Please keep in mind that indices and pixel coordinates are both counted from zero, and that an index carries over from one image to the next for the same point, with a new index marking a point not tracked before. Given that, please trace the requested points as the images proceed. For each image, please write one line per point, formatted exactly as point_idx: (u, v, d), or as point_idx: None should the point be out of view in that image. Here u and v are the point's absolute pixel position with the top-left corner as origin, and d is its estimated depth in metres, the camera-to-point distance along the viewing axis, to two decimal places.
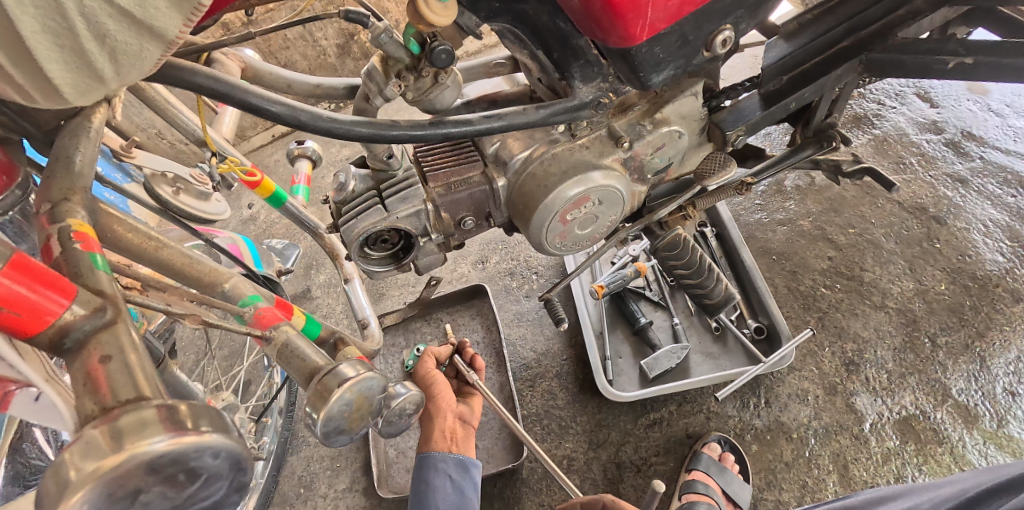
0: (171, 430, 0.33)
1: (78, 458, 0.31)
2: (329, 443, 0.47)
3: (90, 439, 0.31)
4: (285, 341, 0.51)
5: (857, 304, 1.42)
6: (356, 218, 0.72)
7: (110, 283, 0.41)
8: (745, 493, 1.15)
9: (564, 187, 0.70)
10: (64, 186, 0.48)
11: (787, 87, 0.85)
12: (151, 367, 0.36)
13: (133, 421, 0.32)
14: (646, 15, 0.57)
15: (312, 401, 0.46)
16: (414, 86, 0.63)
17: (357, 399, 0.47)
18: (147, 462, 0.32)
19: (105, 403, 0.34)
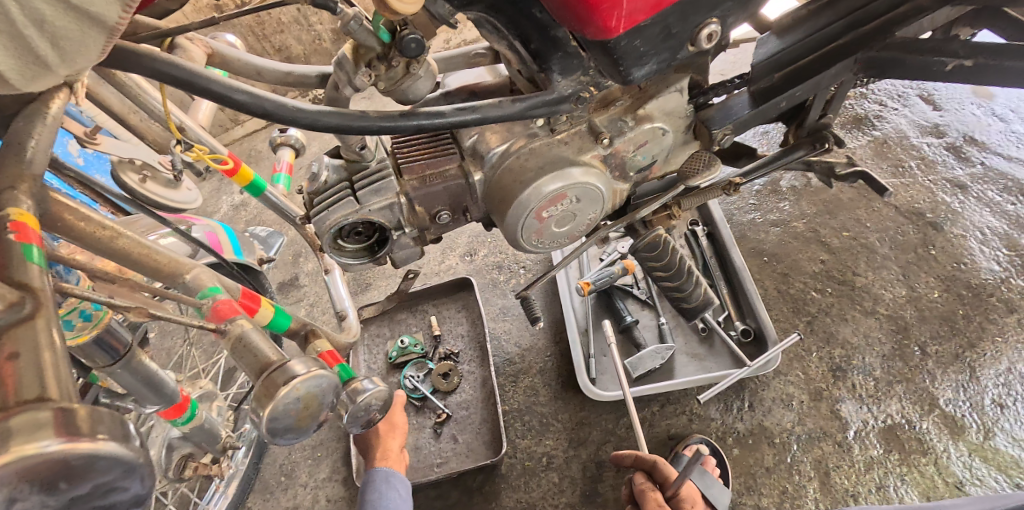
0: (64, 435, 0.34)
1: None
2: (276, 442, 0.45)
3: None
4: (240, 334, 0.50)
5: (848, 310, 1.41)
6: (327, 210, 0.70)
7: (39, 276, 0.41)
8: (725, 497, 1.12)
9: (541, 184, 0.68)
10: (12, 173, 0.45)
11: (780, 84, 0.83)
12: (60, 366, 0.37)
13: (26, 421, 0.33)
14: (623, 6, 0.55)
15: (258, 398, 0.42)
16: (385, 76, 0.61)
17: (305, 399, 0.43)
18: (37, 465, 0.33)
19: (7, 400, 0.35)
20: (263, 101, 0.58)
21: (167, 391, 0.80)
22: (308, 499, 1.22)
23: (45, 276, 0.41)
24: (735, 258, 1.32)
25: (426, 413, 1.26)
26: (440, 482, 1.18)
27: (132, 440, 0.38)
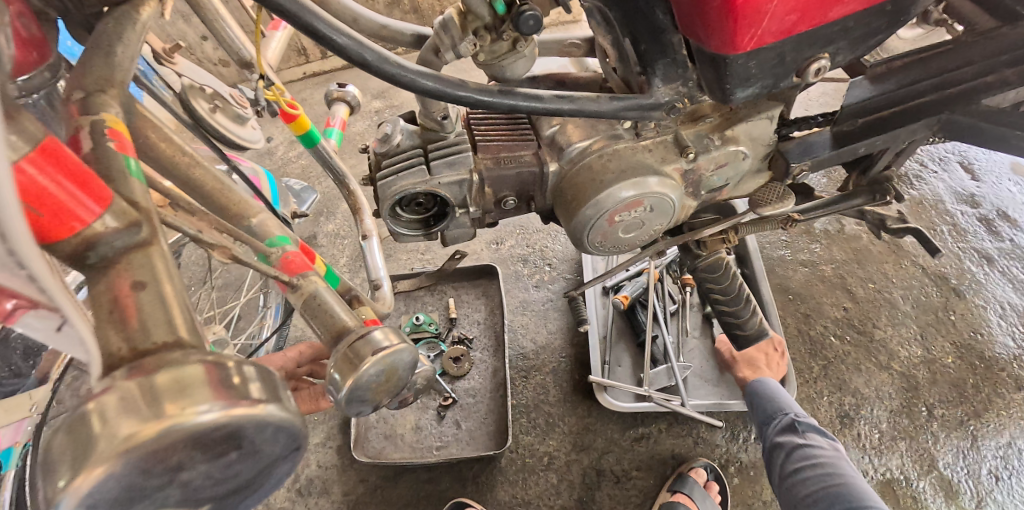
0: (219, 399, 0.29)
1: (108, 415, 0.28)
2: (345, 410, 0.43)
3: (126, 399, 0.28)
4: (313, 292, 0.47)
5: (863, 360, 1.40)
6: (396, 175, 0.66)
7: (143, 192, 0.36)
8: None
9: (618, 188, 0.66)
10: (101, 77, 0.41)
11: (859, 130, 0.80)
12: (181, 301, 0.33)
13: (171, 382, 0.29)
14: (759, 25, 0.53)
15: (339, 365, 0.41)
16: (488, 49, 0.59)
17: (385, 373, 0.42)
18: (191, 434, 0.29)
19: (135, 343, 0.30)
20: (365, 50, 0.53)
21: None
22: (300, 461, 1.21)
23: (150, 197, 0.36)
24: (763, 291, 1.32)
25: (431, 394, 1.25)
26: (435, 465, 1.18)
27: (288, 400, 0.33)
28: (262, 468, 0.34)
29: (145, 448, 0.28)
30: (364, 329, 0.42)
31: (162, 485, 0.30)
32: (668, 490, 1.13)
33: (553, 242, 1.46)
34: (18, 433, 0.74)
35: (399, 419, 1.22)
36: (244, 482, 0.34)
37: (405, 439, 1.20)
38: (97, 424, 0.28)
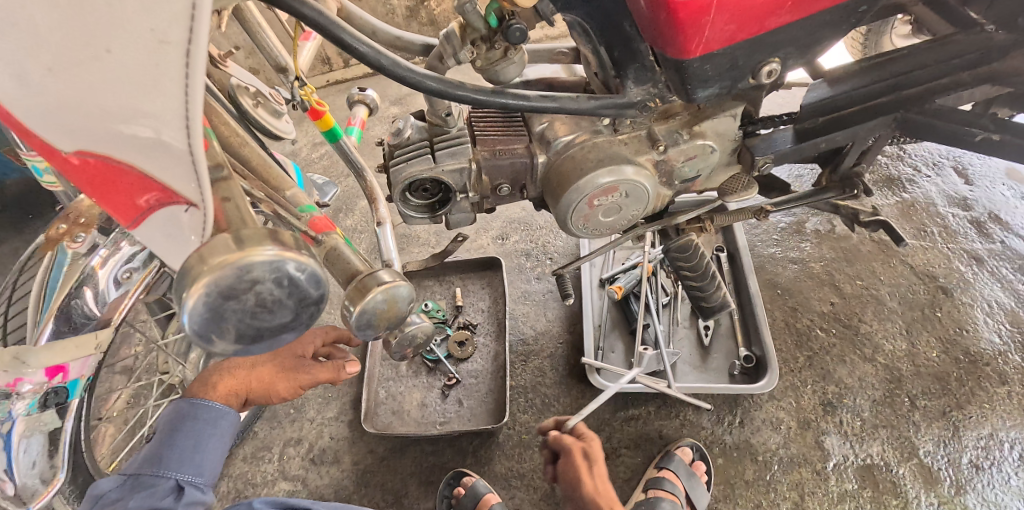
0: (279, 245, 0.43)
1: (209, 252, 0.42)
2: (358, 334, 0.53)
3: (221, 242, 0.42)
4: (333, 246, 0.57)
5: (848, 352, 1.46)
6: (405, 162, 0.77)
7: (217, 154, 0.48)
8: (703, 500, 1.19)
9: (596, 175, 0.77)
10: None
11: (821, 127, 0.90)
12: (251, 214, 0.48)
13: (251, 235, 0.43)
14: (703, 34, 0.63)
15: (352, 296, 0.51)
16: (484, 56, 0.69)
17: (388, 304, 0.52)
18: (262, 263, 0.42)
19: (222, 226, 0.45)
20: (381, 57, 0.63)
21: None
22: (314, 433, 1.32)
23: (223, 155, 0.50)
24: (750, 284, 1.39)
25: (437, 374, 1.36)
26: (439, 439, 1.28)
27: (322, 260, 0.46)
28: (298, 313, 0.45)
29: (229, 270, 0.41)
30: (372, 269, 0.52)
31: (232, 312, 0.43)
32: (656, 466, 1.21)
33: (555, 238, 1.57)
34: (84, 367, 0.81)
35: (407, 396, 1.33)
36: (283, 327, 0.46)
37: (411, 414, 1.31)
38: (200, 260, 0.42)
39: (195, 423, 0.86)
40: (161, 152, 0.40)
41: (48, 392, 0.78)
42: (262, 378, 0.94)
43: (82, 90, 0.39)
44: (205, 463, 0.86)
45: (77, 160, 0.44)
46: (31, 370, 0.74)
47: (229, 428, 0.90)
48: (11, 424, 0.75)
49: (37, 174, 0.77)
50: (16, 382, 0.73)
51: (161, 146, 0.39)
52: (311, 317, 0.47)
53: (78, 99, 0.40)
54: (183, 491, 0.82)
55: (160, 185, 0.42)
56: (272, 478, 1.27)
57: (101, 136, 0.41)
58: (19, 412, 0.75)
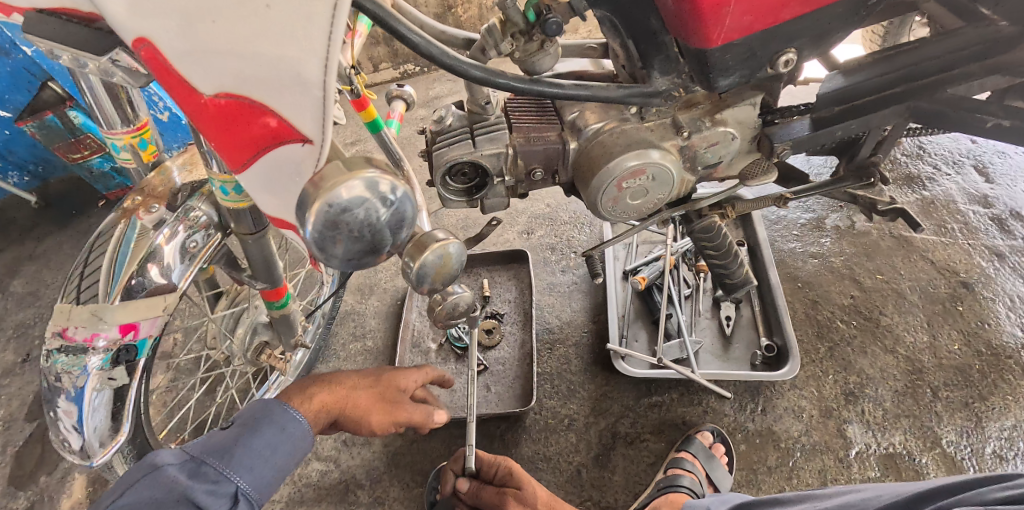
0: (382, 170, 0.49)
1: (324, 172, 0.47)
2: (416, 287, 0.59)
3: (333, 166, 0.48)
4: None
5: (869, 344, 1.47)
6: (447, 147, 0.83)
7: None
8: (725, 481, 1.23)
9: (624, 158, 0.82)
10: None
11: (836, 116, 0.95)
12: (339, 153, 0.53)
13: (357, 160, 0.49)
14: (724, 23, 0.68)
15: (410, 252, 0.57)
16: (522, 47, 0.76)
17: (444, 259, 0.58)
18: (367, 182, 0.48)
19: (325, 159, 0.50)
20: (430, 45, 0.69)
21: (276, 275, 0.94)
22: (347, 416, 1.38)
23: None
24: (771, 275, 1.43)
25: (467, 361, 1.43)
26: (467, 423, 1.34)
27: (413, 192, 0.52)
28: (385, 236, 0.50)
29: (342, 188, 0.47)
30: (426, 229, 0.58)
31: (344, 226, 0.48)
32: (675, 449, 1.25)
33: (579, 233, 1.62)
34: (153, 327, 0.83)
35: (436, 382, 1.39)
36: (376, 247, 0.50)
37: (441, 399, 1.37)
38: (318, 180, 0.47)
39: (278, 434, 0.81)
40: (298, 80, 0.42)
41: (120, 349, 0.81)
42: (360, 403, 0.97)
43: (231, 19, 0.41)
44: (267, 480, 0.79)
45: (197, 100, 0.44)
46: (107, 326, 0.78)
47: (301, 453, 0.84)
48: (85, 378, 0.80)
49: (114, 151, 0.83)
50: (92, 337, 0.78)
51: (300, 73, 0.41)
52: (400, 240, 0.52)
53: (224, 29, 0.41)
54: (236, 501, 0.75)
55: (285, 118, 0.44)
56: (306, 458, 1.33)
57: (239, 68, 0.42)
58: (94, 367, 0.80)
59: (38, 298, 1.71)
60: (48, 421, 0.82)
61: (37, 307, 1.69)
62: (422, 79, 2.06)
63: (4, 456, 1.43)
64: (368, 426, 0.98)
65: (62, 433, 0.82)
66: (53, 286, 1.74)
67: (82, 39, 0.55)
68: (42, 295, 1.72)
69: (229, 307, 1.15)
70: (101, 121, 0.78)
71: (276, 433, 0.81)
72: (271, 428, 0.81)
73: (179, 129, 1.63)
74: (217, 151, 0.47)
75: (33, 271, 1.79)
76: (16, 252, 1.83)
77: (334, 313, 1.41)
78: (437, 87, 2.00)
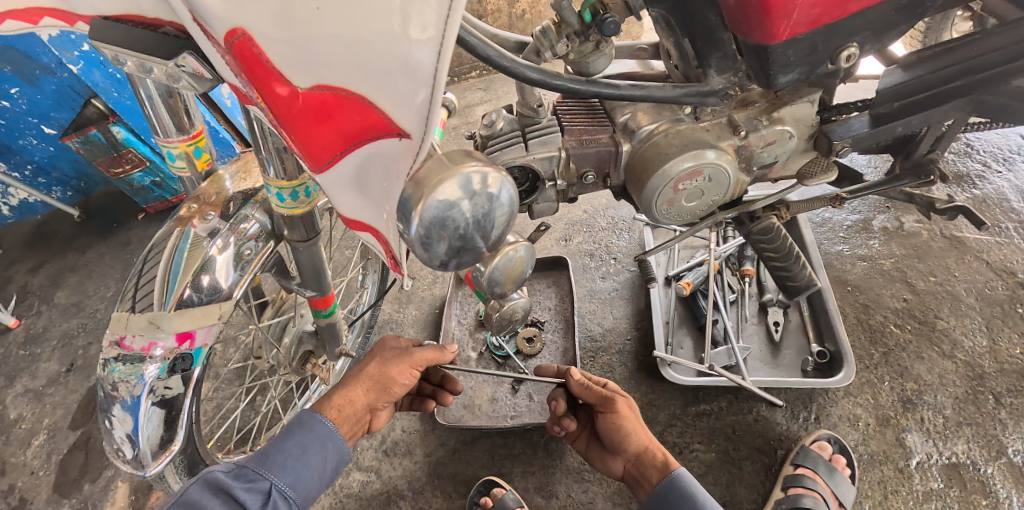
0: (481, 161, 0.50)
1: (432, 170, 0.48)
2: (488, 291, 0.60)
3: (437, 163, 0.48)
4: None
5: (925, 349, 1.41)
6: (500, 151, 0.82)
7: None
8: (849, 494, 1.18)
9: (681, 159, 0.80)
10: None
11: (896, 112, 0.92)
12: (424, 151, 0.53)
13: (457, 154, 0.50)
14: (791, 17, 0.67)
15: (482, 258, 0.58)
16: (577, 49, 0.75)
17: (515, 261, 0.59)
18: (472, 177, 0.49)
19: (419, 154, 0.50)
20: (490, 48, 0.67)
21: (325, 282, 0.93)
22: (388, 425, 1.37)
23: None
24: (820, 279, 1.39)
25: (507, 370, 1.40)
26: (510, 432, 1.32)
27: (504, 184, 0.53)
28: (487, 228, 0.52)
29: (451, 186, 0.47)
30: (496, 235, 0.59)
31: (450, 222, 0.49)
32: (791, 463, 1.21)
33: (617, 239, 1.60)
34: (208, 335, 0.83)
35: (477, 391, 1.38)
36: (477, 240, 0.52)
37: (482, 408, 1.36)
38: (425, 181, 0.47)
39: (307, 434, 0.86)
40: (406, 69, 0.40)
41: (176, 358, 0.81)
42: (374, 373, 0.97)
43: (336, 7, 0.39)
44: (302, 480, 0.83)
45: (290, 95, 0.42)
46: (164, 335, 0.78)
47: (334, 455, 0.87)
48: (141, 388, 0.80)
49: (170, 159, 0.84)
50: (150, 346, 0.78)
51: (408, 61, 0.40)
52: (497, 235, 0.53)
53: (329, 17, 0.39)
54: (269, 499, 0.79)
55: (382, 108, 0.43)
56: (347, 468, 1.32)
57: (344, 57, 0.41)
58: (150, 376, 0.80)
59: (82, 308, 1.74)
60: (102, 430, 0.82)
61: (80, 318, 1.73)
62: (454, 89, 2.07)
63: (52, 463, 1.45)
64: (397, 384, 0.98)
65: (117, 442, 0.82)
66: (96, 297, 1.77)
67: (147, 44, 0.53)
68: (86, 305, 1.76)
69: (275, 316, 1.15)
70: (157, 130, 0.79)
71: (307, 434, 0.86)
72: (303, 432, 0.86)
73: (219, 142, 1.65)
74: (303, 148, 0.45)
75: (76, 282, 1.82)
76: (60, 264, 1.87)
77: (373, 322, 1.41)
78: (470, 97, 2.01)
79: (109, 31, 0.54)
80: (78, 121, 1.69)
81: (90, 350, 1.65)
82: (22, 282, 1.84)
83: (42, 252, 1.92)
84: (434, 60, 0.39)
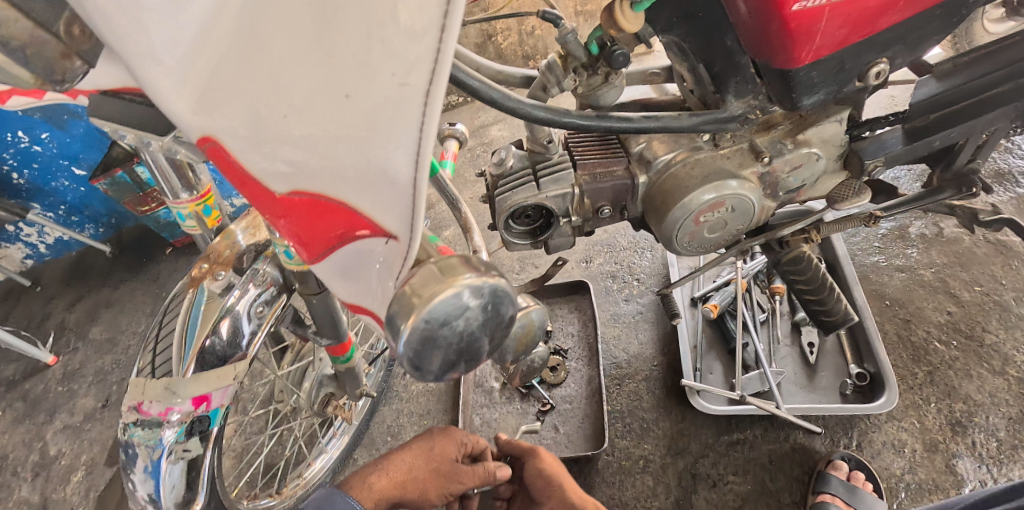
0: (475, 270, 0.43)
1: (418, 285, 0.41)
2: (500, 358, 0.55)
3: (426, 274, 0.42)
4: None
5: (974, 366, 1.33)
6: (511, 191, 0.79)
7: None
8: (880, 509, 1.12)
9: (701, 191, 0.76)
10: None
11: (934, 124, 0.85)
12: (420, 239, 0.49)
13: (447, 265, 0.43)
14: (815, 41, 0.61)
15: None
16: (586, 82, 0.71)
17: (527, 326, 0.54)
18: (464, 291, 0.42)
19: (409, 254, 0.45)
20: (493, 91, 0.65)
21: (341, 329, 0.91)
22: None
23: None
24: (857, 295, 1.31)
25: (531, 400, 1.36)
26: None
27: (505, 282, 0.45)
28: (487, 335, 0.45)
29: (438, 304, 0.41)
30: None
31: (441, 339, 0.42)
32: (814, 491, 1.14)
33: (640, 259, 1.55)
34: (224, 396, 0.82)
35: (502, 423, 1.34)
36: (478, 351, 0.45)
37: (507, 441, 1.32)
38: (411, 292, 0.41)
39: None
40: (383, 177, 0.35)
41: (193, 420, 0.80)
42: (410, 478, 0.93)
43: (298, 113, 0.34)
44: None
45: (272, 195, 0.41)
46: (180, 400, 0.77)
47: None
48: (161, 452, 0.78)
49: (180, 220, 0.83)
50: (167, 411, 0.77)
51: (383, 171, 0.34)
52: (502, 335, 0.46)
53: (293, 134, 0.35)
54: None
55: (366, 212, 0.39)
56: None
57: (315, 163, 0.37)
58: (168, 440, 0.78)
59: (115, 345, 1.76)
60: (125, 493, 0.80)
61: (114, 354, 1.74)
62: (468, 109, 2.05)
63: (88, 501, 1.46)
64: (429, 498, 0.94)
65: (139, 503, 0.79)
66: (129, 333, 1.79)
67: (144, 117, 0.52)
68: (119, 341, 1.77)
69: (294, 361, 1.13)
70: (166, 193, 0.78)
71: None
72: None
73: None
74: (294, 236, 0.44)
75: (110, 318, 1.84)
76: (95, 299, 1.89)
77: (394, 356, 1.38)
78: (483, 116, 1.98)
79: (108, 106, 0.53)
80: (104, 161, 1.70)
81: (123, 386, 1.66)
82: (60, 318, 1.86)
83: (75, 288, 1.94)
84: (410, 176, 0.33)
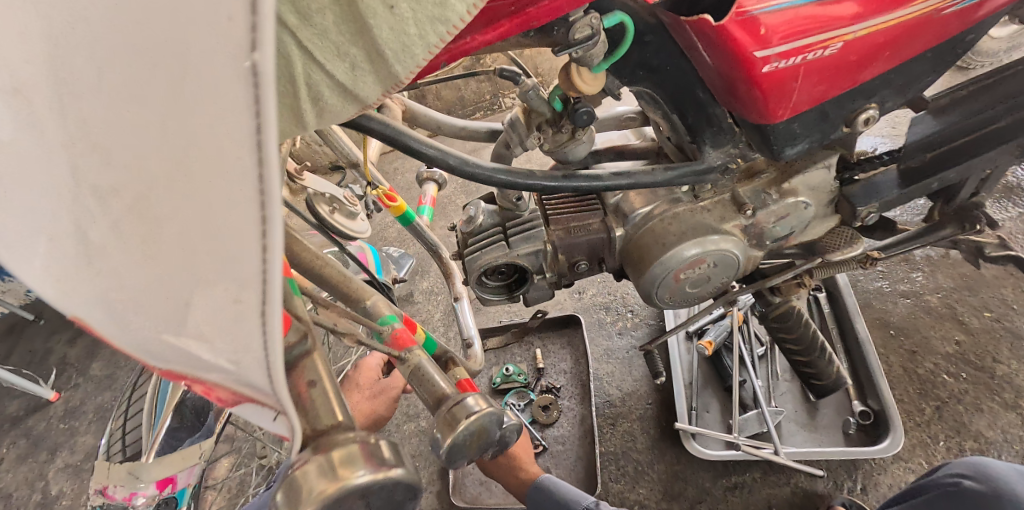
0: (372, 465, 0.39)
1: (310, 478, 0.38)
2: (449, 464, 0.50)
3: (317, 465, 0.38)
4: (418, 364, 0.55)
5: (985, 400, 1.26)
6: (480, 251, 0.76)
7: (300, 307, 0.46)
8: None
9: (680, 248, 0.72)
10: None
11: (929, 165, 0.79)
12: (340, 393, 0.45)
13: (343, 455, 0.39)
14: (791, 98, 0.57)
15: (440, 427, 0.49)
16: (551, 139, 0.66)
17: (477, 431, 0.49)
18: (356, 487, 0.38)
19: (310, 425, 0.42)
20: (449, 157, 0.62)
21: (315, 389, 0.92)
22: None
23: (303, 307, 0.46)
24: (859, 328, 1.25)
25: None
26: None
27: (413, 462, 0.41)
28: None
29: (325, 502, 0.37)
30: (459, 396, 0.51)
31: None
32: None
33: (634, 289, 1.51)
34: (192, 475, 0.78)
35: None
36: None
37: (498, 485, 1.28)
38: (299, 487, 0.38)
39: None
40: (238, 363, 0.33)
41: (159, 503, 0.75)
42: None
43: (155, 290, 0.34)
44: None
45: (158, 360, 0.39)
46: (143, 484, 0.74)
47: None
48: None
49: None
50: (131, 495, 0.74)
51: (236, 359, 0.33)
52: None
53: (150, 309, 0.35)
54: None
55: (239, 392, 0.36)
56: None
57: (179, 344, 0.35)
58: None
59: (113, 381, 1.71)
60: None
61: (113, 391, 1.70)
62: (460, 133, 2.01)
63: None
64: None
65: None
66: (127, 368, 1.75)
67: None
68: (118, 377, 1.73)
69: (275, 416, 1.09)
70: None
71: None
72: None
73: None
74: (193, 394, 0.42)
75: (109, 353, 1.80)
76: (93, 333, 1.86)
77: None
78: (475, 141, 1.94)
79: None
80: None
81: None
82: (60, 354, 1.81)
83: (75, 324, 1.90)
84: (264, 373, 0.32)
